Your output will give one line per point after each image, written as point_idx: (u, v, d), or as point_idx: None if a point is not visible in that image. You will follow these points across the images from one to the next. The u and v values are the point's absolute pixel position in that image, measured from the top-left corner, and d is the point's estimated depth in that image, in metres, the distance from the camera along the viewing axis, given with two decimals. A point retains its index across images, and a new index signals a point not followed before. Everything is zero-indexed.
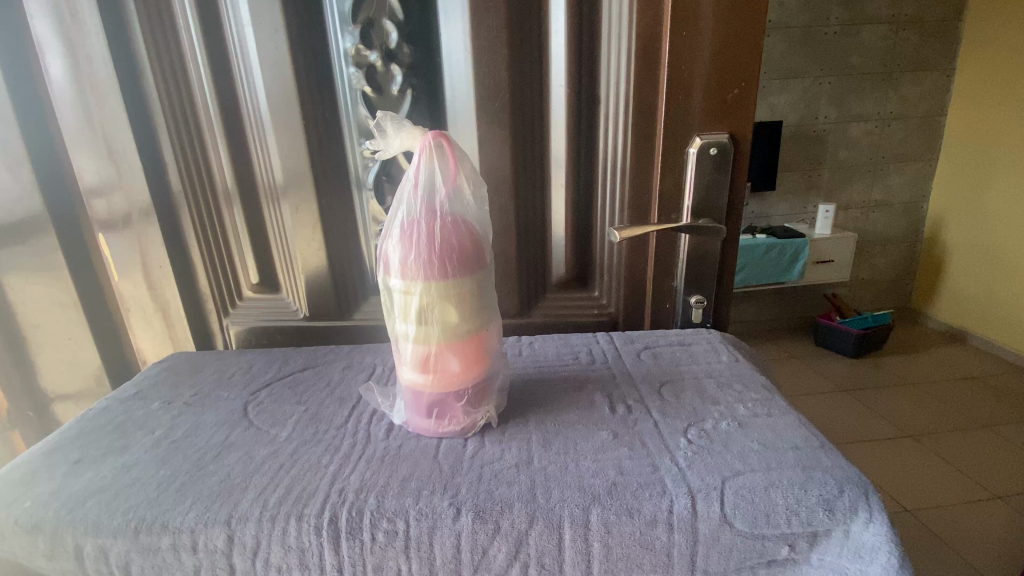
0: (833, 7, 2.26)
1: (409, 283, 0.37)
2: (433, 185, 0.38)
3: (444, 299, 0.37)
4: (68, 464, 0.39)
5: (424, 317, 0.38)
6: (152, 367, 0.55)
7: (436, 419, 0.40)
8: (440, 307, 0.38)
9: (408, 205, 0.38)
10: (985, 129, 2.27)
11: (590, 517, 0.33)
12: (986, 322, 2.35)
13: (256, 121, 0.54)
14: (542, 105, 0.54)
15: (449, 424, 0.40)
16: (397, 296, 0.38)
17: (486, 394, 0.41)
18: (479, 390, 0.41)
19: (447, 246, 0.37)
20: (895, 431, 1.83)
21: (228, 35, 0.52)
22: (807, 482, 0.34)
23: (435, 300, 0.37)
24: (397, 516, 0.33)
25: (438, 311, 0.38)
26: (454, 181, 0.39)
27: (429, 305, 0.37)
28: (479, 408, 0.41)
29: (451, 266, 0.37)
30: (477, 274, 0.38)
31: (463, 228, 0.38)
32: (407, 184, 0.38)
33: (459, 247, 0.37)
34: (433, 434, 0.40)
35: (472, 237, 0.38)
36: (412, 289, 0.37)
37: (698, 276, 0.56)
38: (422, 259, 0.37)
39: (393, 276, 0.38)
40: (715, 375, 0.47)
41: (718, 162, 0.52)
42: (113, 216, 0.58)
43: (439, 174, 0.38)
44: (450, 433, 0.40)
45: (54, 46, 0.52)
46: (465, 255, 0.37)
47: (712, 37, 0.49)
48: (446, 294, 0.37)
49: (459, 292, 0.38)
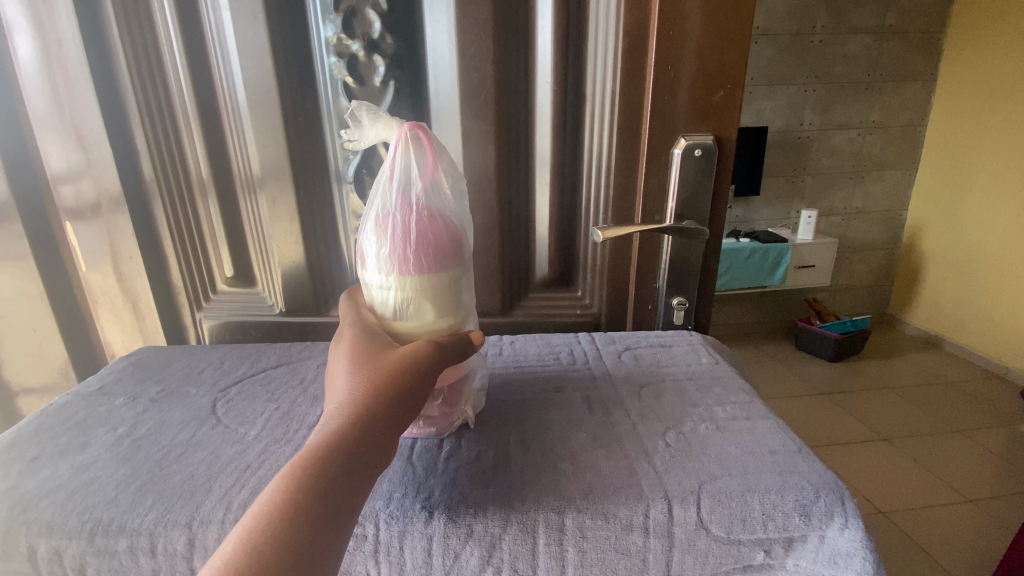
0: (820, 15, 2.29)
1: (385, 278, 0.37)
2: (409, 177, 0.37)
3: (420, 294, 0.37)
4: (24, 462, 0.37)
5: (400, 313, 0.37)
6: (119, 361, 0.53)
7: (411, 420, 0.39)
8: (415, 303, 0.37)
9: (383, 198, 0.37)
10: (962, 137, 2.33)
11: (565, 520, 0.32)
12: (959, 327, 2.41)
13: (233, 109, 0.53)
14: (527, 102, 0.53)
15: (425, 425, 0.39)
16: (375, 292, 0.38)
17: (463, 394, 0.40)
18: (454, 387, 0.39)
19: (423, 240, 0.36)
20: (872, 435, 1.85)
21: (206, 20, 0.51)
22: (784, 487, 0.33)
23: (410, 296, 0.37)
24: (367, 519, 0.32)
25: (414, 307, 0.37)
26: (430, 174, 0.37)
27: (405, 302, 0.37)
28: (456, 409, 0.39)
29: (427, 261, 0.36)
30: (457, 271, 0.37)
31: (441, 220, 0.37)
32: (383, 177, 0.37)
33: (436, 241, 0.36)
34: (409, 434, 0.39)
35: (451, 230, 0.37)
36: (388, 286, 0.37)
37: (681, 278, 0.55)
38: (398, 255, 0.36)
39: (369, 272, 0.37)
40: (696, 378, 0.46)
41: (703, 164, 0.51)
42: (81, 205, 0.56)
43: (416, 167, 0.37)
44: (426, 433, 0.39)
45: (20, 26, 0.50)
46: (444, 252, 0.36)
47: (698, 37, 0.48)
48: (421, 289, 0.36)
49: (435, 289, 0.37)
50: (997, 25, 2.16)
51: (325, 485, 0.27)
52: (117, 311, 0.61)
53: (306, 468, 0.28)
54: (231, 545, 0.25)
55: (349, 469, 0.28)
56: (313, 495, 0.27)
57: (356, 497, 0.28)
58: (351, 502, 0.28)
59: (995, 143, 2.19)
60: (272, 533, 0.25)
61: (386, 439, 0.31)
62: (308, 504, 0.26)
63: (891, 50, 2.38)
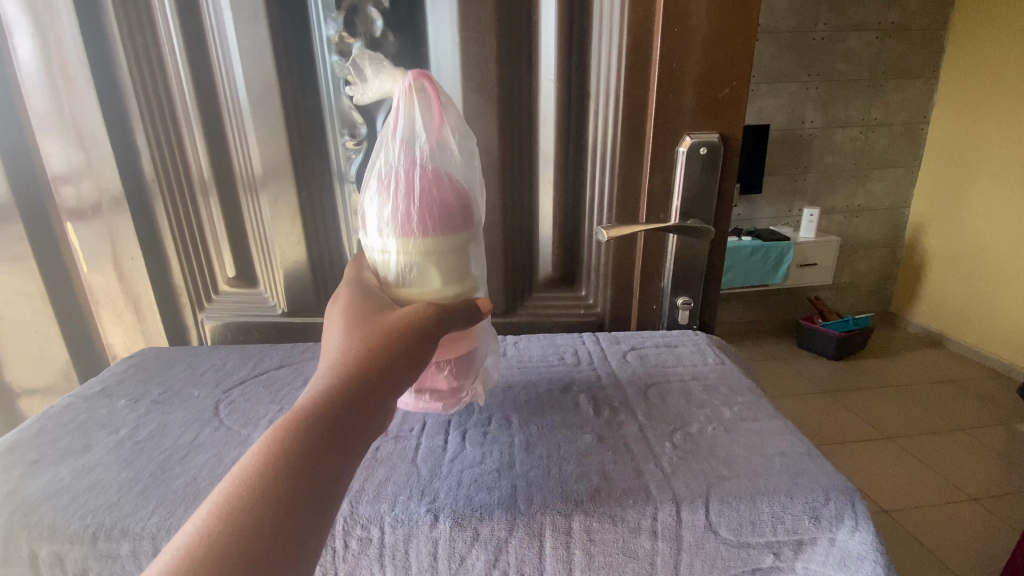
0: (822, 13, 2.28)
1: (386, 239, 0.36)
2: (414, 135, 0.36)
3: (423, 256, 0.36)
4: (26, 465, 0.37)
5: (404, 275, 0.37)
6: (120, 362, 0.53)
7: (417, 394, 0.39)
8: (419, 265, 0.36)
9: (388, 155, 0.37)
10: (965, 133, 2.32)
11: (572, 523, 0.32)
12: (962, 325, 2.41)
13: (234, 108, 0.53)
14: (530, 101, 0.53)
15: (431, 399, 0.39)
16: (379, 253, 0.37)
17: (470, 368, 0.39)
18: (462, 362, 0.38)
19: (427, 198, 0.35)
20: (874, 433, 1.85)
21: (207, 19, 0.50)
22: (794, 489, 0.33)
23: (414, 258, 0.36)
24: (371, 523, 0.32)
25: (418, 269, 0.36)
26: (436, 131, 0.37)
27: (409, 263, 0.36)
28: (462, 383, 0.39)
29: (431, 220, 0.35)
30: (462, 232, 0.37)
31: (446, 177, 0.36)
32: (389, 134, 0.37)
33: (440, 201, 0.35)
34: (415, 407, 0.39)
35: (457, 188, 0.36)
36: (391, 246, 0.36)
37: (686, 277, 0.55)
38: (400, 214, 0.35)
39: (373, 231, 0.37)
40: (702, 379, 0.46)
41: (708, 163, 0.51)
42: (82, 205, 0.56)
43: (421, 124, 0.36)
44: (432, 407, 0.39)
45: (21, 25, 0.50)
46: (449, 210, 0.36)
47: (703, 35, 0.48)
48: (425, 251, 0.36)
49: (437, 251, 0.36)
50: (1000, 21, 2.15)
51: (309, 449, 0.27)
52: (118, 312, 0.61)
53: (292, 432, 0.27)
54: (211, 505, 0.24)
55: (335, 435, 0.28)
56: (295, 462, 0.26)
57: (342, 464, 0.28)
58: (336, 470, 0.27)
59: (998, 140, 2.18)
60: (253, 496, 0.25)
61: (375, 407, 0.30)
62: (289, 468, 0.26)
63: (894, 47, 2.37)
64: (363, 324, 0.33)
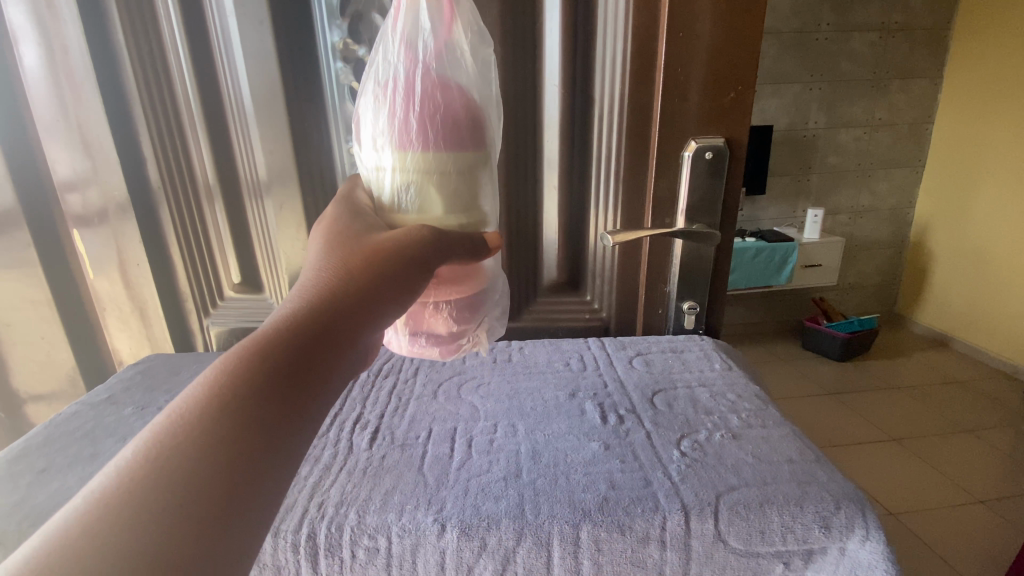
0: (825, 13, 2.27)
1: (381, 152, 0.34)
2: (419, 37, 0.33)
3: (423, 173, 0.33)
4: (34, 473, 0.37)
5: (403, 195, 0.34)
6: (127, 369, 0.53)
7: (413, 338, 0.38)
8: (419, 185, 0.33)
9: (391, 58, 0.34)
10: (970, 133, 2.31)
11: (580, 533, 0.32)
12: (968, 325, 2.39)
13: (239, 115, 0.53)
14: (535, 106, 0.53)
15: (427, 343, 0.38)
16: (378, 169, 0.34)
17: (472, 312, 0.39)
18: (463, 304, 0.38)
19: (428, 105, 0.32)
20: (881, 435, 1.84)
21: (211, 26, 0.50)
22: (803, 497, 0.33)
23: (413, 176, 0.33)
24: (378, 533, 0.32)
25: (418, 190, 0.34)
26: (444, 35, 0.34)
27: (408, 183, 0.33)
28: (462, 328, 0.38)
29: (432, 130, 0.32)
30: (468, 149, 0.33)
31: (450, 85, 0.33)
32: (392, 35, 0.34)
33: (444, 110, 0.32)
34: (410, 350, 0.39)
35: (464, 97, 0.33)
36: (389, 160, 0.33)
37: (692, 282, 0.55)
38: (397, 122, 0.33)
39: (370, 143, 0.34)
40: (709, 385, 0.46)
41: (713, 167, 0.51)
42: (88, 212, 0.56)
43: (427, 26, 0.33)
44: (428, 351, 0.38)
45: (27, 34, 0.50)
46: (453, 121, 0.32)
47: (708, 39, 0.47)
48: (425, 166, 0.33)
49: (438, 166, 0.33)
50: (1005, 20, 2.14)
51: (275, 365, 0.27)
52: (124, 319, 0.61)
53: (259, 349, 0.27)
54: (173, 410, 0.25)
55: (304, 355, 0.28)
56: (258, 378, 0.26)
57: (310, 383, 0.28)
58: (302, 389, 0.27)
59: (1003, 140, 2.17)
60: (214, 405, 0.25)
61: (349, 332, 0.30)
62: (253, 382, 0.26)
63: (898, 47, 2.36)
64: (346, 248, 0.33)
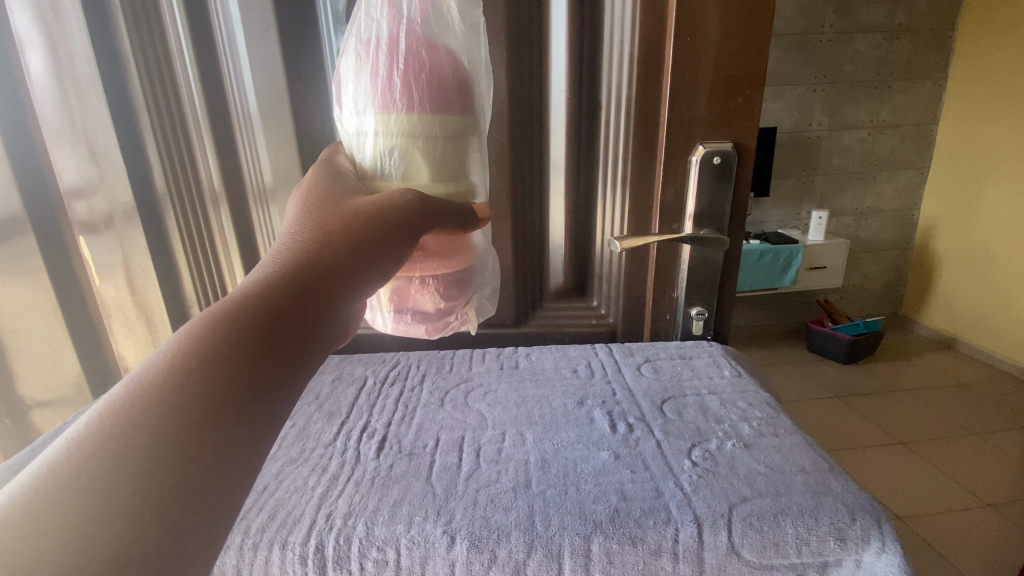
0: (829, 15, 2.26)
1: (363, 115, 0.34)
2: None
3: (407, 135, 0.33)
4: None
5: (388, 158, 0.34)
6: None
7: (398, 312, 0.40)
8: (403, 149, 0.34)
9: (372, 18, 0.34)
10: (975, 134, 2.29)
11: (591, 545, 0.31)
12: (974, 327, 2.38)
13: (245, 120, 0.53)
14: (541, 111, 0.52)
15: (412, 317, 0.40)
16: (359, 132, 0.35)
17: (457, 289, 0.40)
18: (451, 282, 0.39)
19: (412, 66, 0.32)
20: (888, 438, 1.83)
21: (217, 32, 0.50)
22: (818, 509, 0.32)
23: (396, 138, 0.33)
24: (387, 544, 0.31)
25: (402, 154, 0.34)
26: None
27: (392, 146, 0.34)
28: (446, 304, 0.40)
29: (415, 91, 0.32)
30: (452, 114, 0.34)
31: (436, 48, 0.33)
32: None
33: (426, 71, 0.33)
34: (393, 321, 0.40)
35: (449, 62, 0.33)
36: (371, 121, 0.33)
37: (700, 287, 0.54)
38: (381, 82, 0.33)
39: (351, 105, 0.34)
40: (719, 393, 0.45)
41: (721, 172, 0.51)
42: (94, 218, 0.55)
43: None
44: (412, 324, 0.40)
45: (33, 41, 0.49)
46: (436, 82, 0.33)
47: (716, 43, 0.47)
48: (409, 129, 0.33)
49: (423, 131, 0.33)
50: (1010, 21, 2.13)
51: (256, 318, 0.28)
52: (130, 325, 0.61)
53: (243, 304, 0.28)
54: (156, 357, 0.25)
55: (286, 311, 0.29)
56: (240, 330, 0.27)
57: (291, 339, 0.29)
58: (284, 343, 0.28)
59: (1009, 140, 2.16)
60: (195, 352, 0.26)
61: (330, 293, 0.31)
62: (235, 333, 0.27)
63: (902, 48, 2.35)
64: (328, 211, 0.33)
